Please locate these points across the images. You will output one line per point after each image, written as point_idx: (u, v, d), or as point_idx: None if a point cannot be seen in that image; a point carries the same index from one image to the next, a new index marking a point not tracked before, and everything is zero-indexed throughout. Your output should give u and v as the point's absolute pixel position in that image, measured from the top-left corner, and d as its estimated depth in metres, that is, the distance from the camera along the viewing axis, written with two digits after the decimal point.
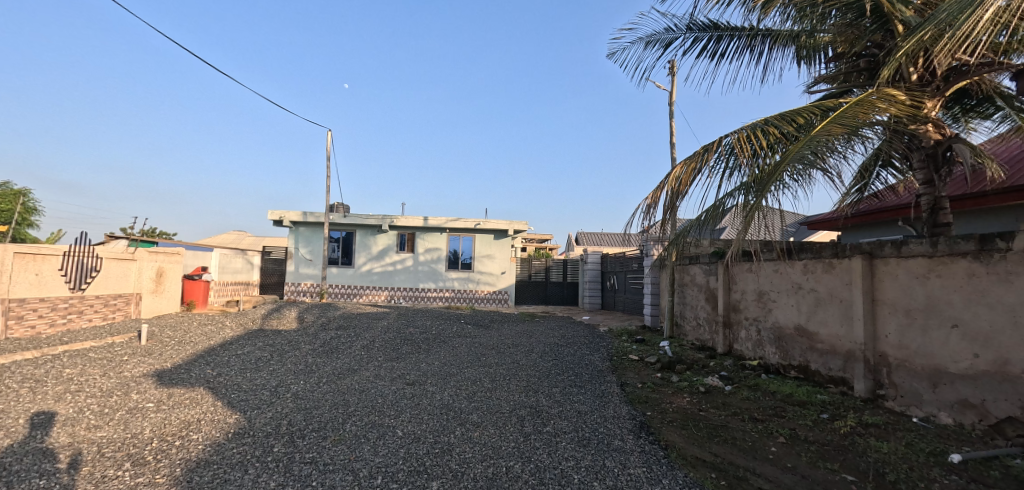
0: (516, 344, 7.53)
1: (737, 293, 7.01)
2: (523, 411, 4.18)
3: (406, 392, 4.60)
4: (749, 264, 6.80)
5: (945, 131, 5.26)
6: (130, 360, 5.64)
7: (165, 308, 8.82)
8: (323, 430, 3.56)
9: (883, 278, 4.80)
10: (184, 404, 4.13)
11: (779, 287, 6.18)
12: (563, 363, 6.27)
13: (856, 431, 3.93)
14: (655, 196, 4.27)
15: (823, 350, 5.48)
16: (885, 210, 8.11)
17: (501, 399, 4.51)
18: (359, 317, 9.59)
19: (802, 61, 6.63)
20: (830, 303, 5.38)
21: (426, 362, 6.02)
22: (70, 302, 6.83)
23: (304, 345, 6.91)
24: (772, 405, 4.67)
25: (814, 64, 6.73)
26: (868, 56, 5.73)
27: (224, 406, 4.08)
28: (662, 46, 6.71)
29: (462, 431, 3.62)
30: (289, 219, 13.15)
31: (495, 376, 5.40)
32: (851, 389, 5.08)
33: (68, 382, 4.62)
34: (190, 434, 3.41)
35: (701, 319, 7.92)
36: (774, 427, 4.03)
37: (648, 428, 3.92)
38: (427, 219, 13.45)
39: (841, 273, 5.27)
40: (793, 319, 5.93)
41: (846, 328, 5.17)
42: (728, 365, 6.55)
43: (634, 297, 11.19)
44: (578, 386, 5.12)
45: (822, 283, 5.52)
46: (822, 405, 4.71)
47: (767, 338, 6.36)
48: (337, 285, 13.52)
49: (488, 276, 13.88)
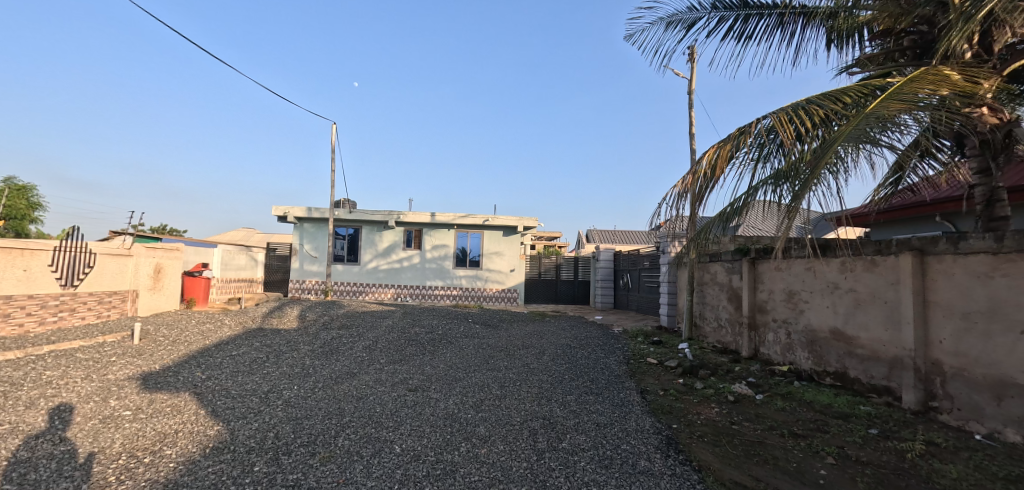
0: (527, 345, 7.12)
1: (764, 293, 6.52)
2: (535, 423, 3.77)
3: (407, 400, 4.21)
4: (777, 262, 6.31)
5: (1004, 115, 4.61)
6: (117, 361, 5.32)
7: (164, 305, 8.54)
8: (313, 445, 3.18)
9: (936, 278, 4.29)
10: (165, 412, 3.78)
11: (812, 287, 5.70)
12: (577, 368, 5.84)
13: (913, 451, 3.46)
14: (683, 185, 3.82)
15: (864, 355, 4.99)
16: (923, 205, 7.55)
17: (511, 409, 4.10)
18: (363, 316, 9.24)
19: (838, 42, 6.15)
20: (872, 304, 4.89)
21: (430, 365, 5.63)
22: (61, 299, 6.55)
23: (304, 346, 6.57)
24: (812, 418, 4.21)
25: (851, 45, 6.23)
26: (915, 33, 5.23)
27: (207, 416, 3.72)
28: (684, 27, 6.23)
29: (467, 448, 3.21)
30: (294, 215, 12.86)
31: (504, 382, 4.98)
32: (897, 400, 4.60)
33: (46, 386, 4.31)
34: (163, 449, 3.05)
35: (724, 319, 7.43)
36: (819, 446, 3.58)
37: (676, 444, 3.49)
38: (434, 215, 13.08)
39: (885, 272, 4.77)
40: (829, 321, 5.44)
41: (892, 333, 4.67)
42: (755, 370, 6.08)
43: (649, 296, 10.71)
44: (595, 393, 4.70)
45: (862, 283, 5.03)
46: (867, 418, 4.24)
47: (798, 341, 5.88)
48: (342, 283, 13.21)
49: (497, 273, 13.48)
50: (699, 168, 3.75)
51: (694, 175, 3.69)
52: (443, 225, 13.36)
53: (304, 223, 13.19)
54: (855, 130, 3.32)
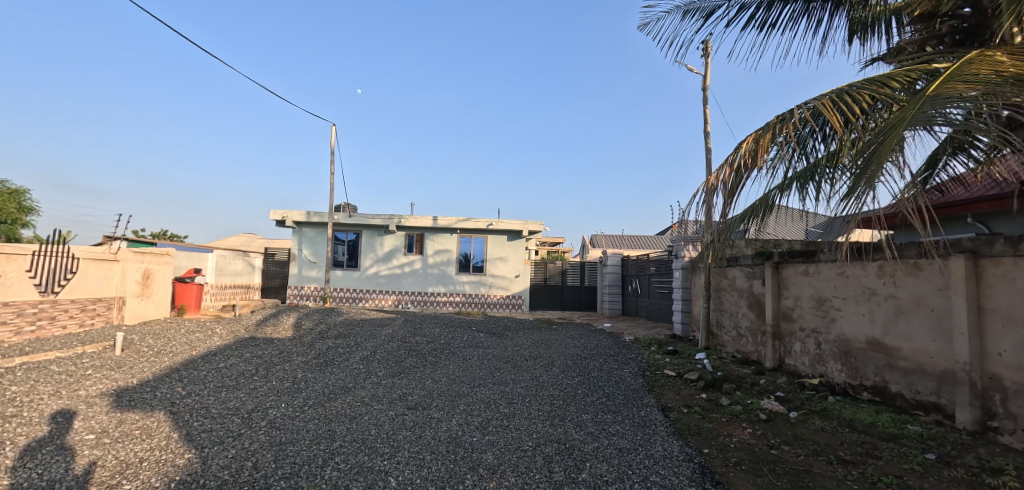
0: (534, 356, 6.69)
1: (790, 300, 6.07)
2: (549, 448, 3.33)
3: (405, 420, 3.79)
4: (804, 266, 5.88)
5: None
6: (93, 375, 4.92)
7: (152, 313, 8.16)
8: (295, 477, 2.76)
9: (992, 282, 3.85)
10: (133, 437, 3.37)
11: (845, 293, 5.26)
12: (590, 381, 5.41)
13: (986, 483, 3.01)
14: (717, 179, 3.36)
15: (907, 368, 4.54)
16: (954, 205, 7.10)
17: (521, 431, 3.67)
18: (362, 323, 8.82)
19: (865, 31, 5.74)
20: (917, 312, 4.45)
21: (432, 379, 5.19)
22: (40, 307, 6.16)
23: (297, 357, 6.15)
24: (858, 441, 3.76)
25: (880, 35, 5.82)
26: (955, 19, 4.79)
27: (179, 440, 3.31)
28: (702, 16, 5.84)
29: (473, 480, 2.78)
30: (292, 219, 12.50)
31: (512, 398, 4.54)
32: (950, 418, 4.14)
33: (7, 404, 3.91)
34: (122, 484, 2.64)
35: (744, 328, 6.98)
36: (875, 475, 3.14)
37: (712, 475, 3.06)
38: (436, 219, 12.69)
39: (931, 276, 4.34)
40: (865, 330, 5.00)
41: (941, 344, 4.22)
42: (782, 383, 5.63)
43: (660, 303, 10.26)
44: (612, 411, 4.27)
45: (904, 289, 4.60)
46: (920, 441, 3.78)
47: (830, 352, 5.44)
48: (342, 289, 12.80)
49: (501, 279, 13.06)
50: (734, 161, 3.30)
51: (729, 169, 3.23)
52: (445, 229, 12.96)
53: (303, 228, 12.82)
54: (921, 112, 2.84)
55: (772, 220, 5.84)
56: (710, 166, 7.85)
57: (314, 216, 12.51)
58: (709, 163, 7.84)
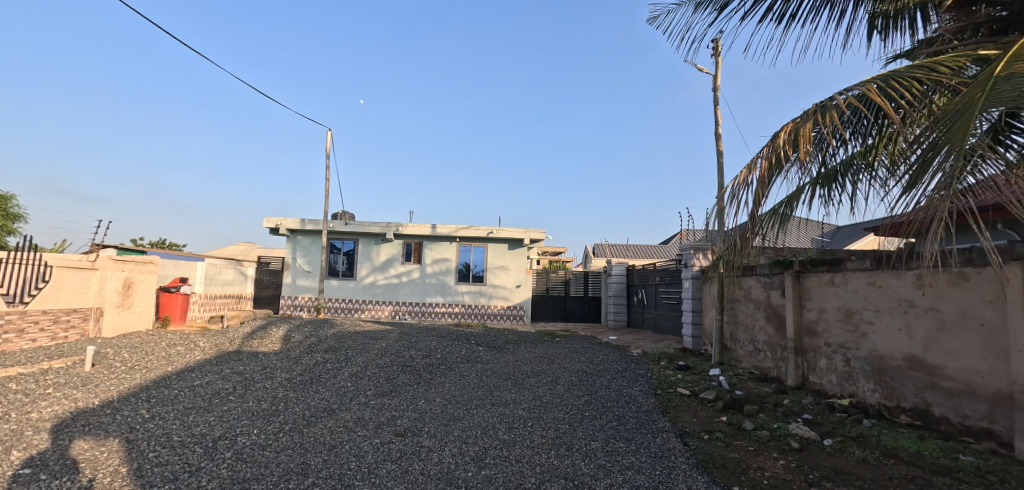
0: (537, 372, 6.21)
1: (813, 312, 5.62)
2: (556, 487, 2.87)
3: (391, 451, 3.32)
4: (829, 276, 5.44)
5: None
6: (51, 394, 4.47)
7: (133, 324, 7.74)
8: None
9: None
10: (74, 471, 2.91)
11: (878, 305, 4.81)
12: (598, 402, 4.94)
13: None
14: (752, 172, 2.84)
15: (953, 390, 4.08)
16: None
17: (523, 463, 3.21)
18: (355, 336, 8.35)
19: (887, 24, 5.36)
20: (964, 327, 4.00)
21: (424, 399, 4.73)
22: (7, 319, 5.72)
23: (281, 373, 5.69)
24: (909, 476, 3.29)
25: (902, 28, 5.44)
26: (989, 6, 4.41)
27: (128, 476, 2.86)
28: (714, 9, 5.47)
29: None
30: (286, 227, 12.10)
31: (512, 422, 4.07)
32: (1006, 447, 3.67)
33: None
34: None
35: (762, 342, 6.51)
36: None
37: None
38: (435, 227, 12.29)
39: (979, 287, 3.90)
40: (902, 346, 4.54)
41: (994, 362, 3.76)
42: (808, 404, 5.15)
43: (668, 314, 9.79)
44: (626, 439, 3.80)
45: (947, 301, 4.15)
46: (979, 476, 3.31)
47: (861, 370, 4.98)
48: (336, 299, 12.36)
49: (502, 289, 12.61)
50: (769, 153, 2.80)
51: (766, 163, 2.72)
52: (444, 238, 12.55)
53: (297, 236, 12.42)
54: (996, 92, 2.38)
55: (794, 225, 5.41)
56: (722, 170, 7.44)
57: (309, 224, 12.12)
58: (721, 167, 7.43)
